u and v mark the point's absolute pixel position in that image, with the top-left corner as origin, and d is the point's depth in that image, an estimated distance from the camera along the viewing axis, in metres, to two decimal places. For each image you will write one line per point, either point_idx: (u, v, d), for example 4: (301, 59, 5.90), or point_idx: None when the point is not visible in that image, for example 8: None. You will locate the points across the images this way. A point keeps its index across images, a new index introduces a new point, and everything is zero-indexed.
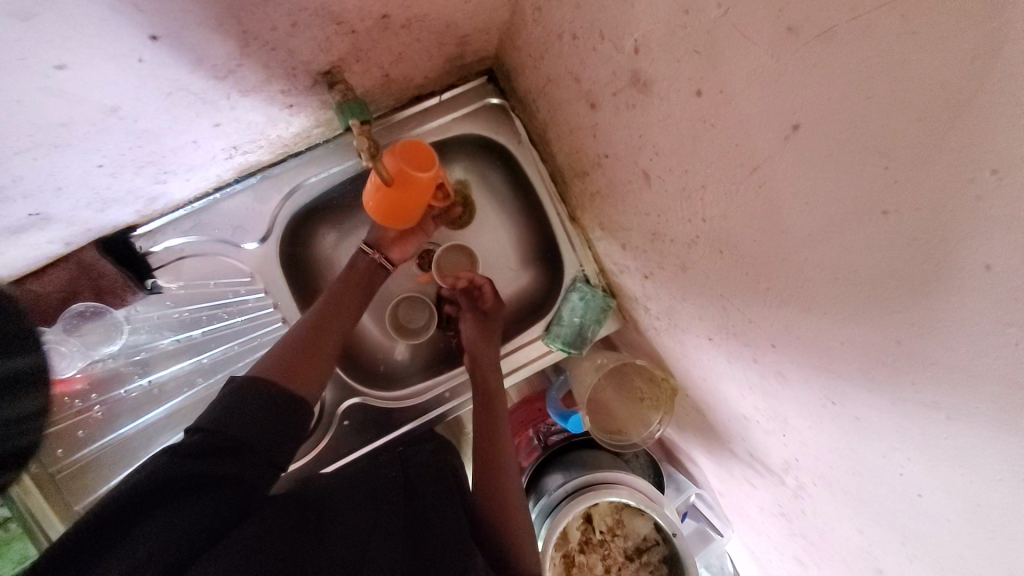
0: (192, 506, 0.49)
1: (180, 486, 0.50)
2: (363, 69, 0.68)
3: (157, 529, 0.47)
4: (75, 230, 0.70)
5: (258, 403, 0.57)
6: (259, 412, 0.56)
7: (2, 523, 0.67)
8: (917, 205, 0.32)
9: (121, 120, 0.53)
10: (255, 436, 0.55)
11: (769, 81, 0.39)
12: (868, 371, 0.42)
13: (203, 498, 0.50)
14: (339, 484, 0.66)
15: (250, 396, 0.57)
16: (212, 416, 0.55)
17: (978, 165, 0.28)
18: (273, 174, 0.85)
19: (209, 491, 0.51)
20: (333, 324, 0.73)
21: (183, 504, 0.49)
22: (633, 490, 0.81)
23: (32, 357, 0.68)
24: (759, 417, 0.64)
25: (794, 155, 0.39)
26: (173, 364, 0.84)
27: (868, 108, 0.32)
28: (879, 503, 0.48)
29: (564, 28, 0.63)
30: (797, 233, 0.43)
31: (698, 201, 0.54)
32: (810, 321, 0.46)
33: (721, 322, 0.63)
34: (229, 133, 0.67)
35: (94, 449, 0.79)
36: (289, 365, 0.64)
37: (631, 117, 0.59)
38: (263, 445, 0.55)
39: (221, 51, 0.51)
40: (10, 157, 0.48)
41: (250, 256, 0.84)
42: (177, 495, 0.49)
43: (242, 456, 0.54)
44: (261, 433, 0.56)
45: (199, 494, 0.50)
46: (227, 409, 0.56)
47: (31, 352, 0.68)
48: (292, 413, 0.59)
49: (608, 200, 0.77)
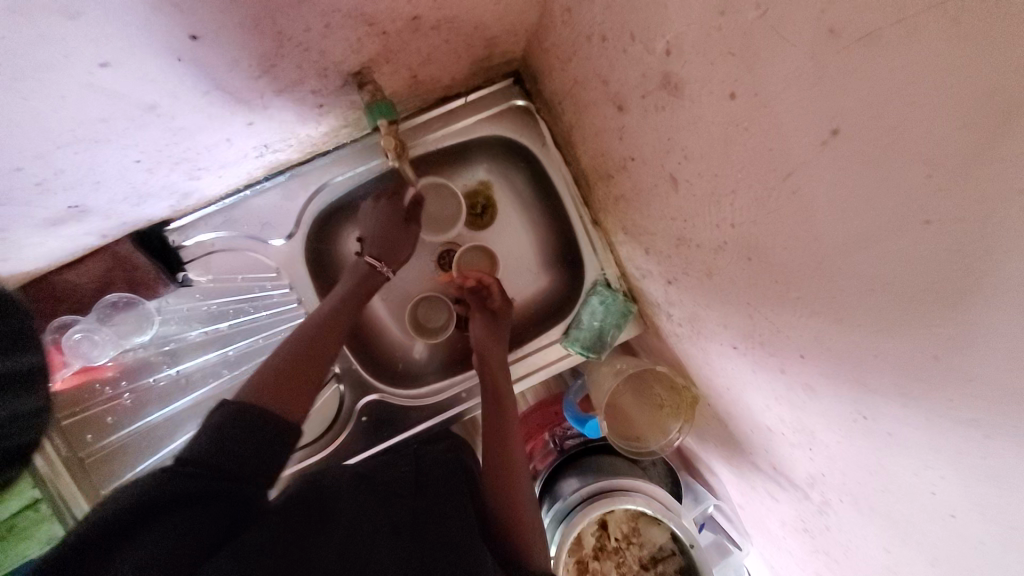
0: (192, 519, 0.48)
1: (178, 500, 0.49)
2: (391, 70, 0.69)
3: (153, 537, 0.45)
4: (112, 223, 0.72)
5: (254, 426, 0.57)
6: (259, 431, 0.58)
7: (34, 504, 0.72)
8: (960, 215, 0.31)
9: (159, 117, 0.54)
10: (258, 456, 0.56)
11: (806, 85, 0.38)
12: (905, 386, 0.40)
13: (202, 511, 0.50)
14: (353, 480, 0.67)
15: (253, 416, 0.58)
16: (204, 444, 0.54)
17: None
18: (301, 172, 0.86)
19: (208, 504, 0.51)
20: (330, 332, 0.74)
21: (186, 515, 0.48)
22: (651, 499, 0.80)
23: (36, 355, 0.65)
24: (785, 429, 0.62)
25: (832, 161, 0.38)
26: (200, 355, 0.87)
27: (910, 115, 0.31)
28: (911, 524, 0.46)
29: (594, 29, 0.62)
30: (832, 242, 0.41)
31: (728, 206, 0.53)
32: (843, 331, 0.45)
33: (747, 329, 0.61)
34: (260, 131, 0.68)
35: (122, 434, 0.83)
36: (285, 376, 0.65)
37: (660, 120, 0.58)
38: (265, 461, 0.57)
39: (256, 51, 0.53)
40: (52, 151, 0.50)
41: (276, 252, 0.86)
42: (173, 510, 0.48)
43: (238, 474, 0.54)
44: (265, 451, 0.57)
45: (195, 510, 0.49)
46: (222, 436, 0.55)
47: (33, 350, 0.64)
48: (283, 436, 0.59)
49: (631, 203, 0.76)
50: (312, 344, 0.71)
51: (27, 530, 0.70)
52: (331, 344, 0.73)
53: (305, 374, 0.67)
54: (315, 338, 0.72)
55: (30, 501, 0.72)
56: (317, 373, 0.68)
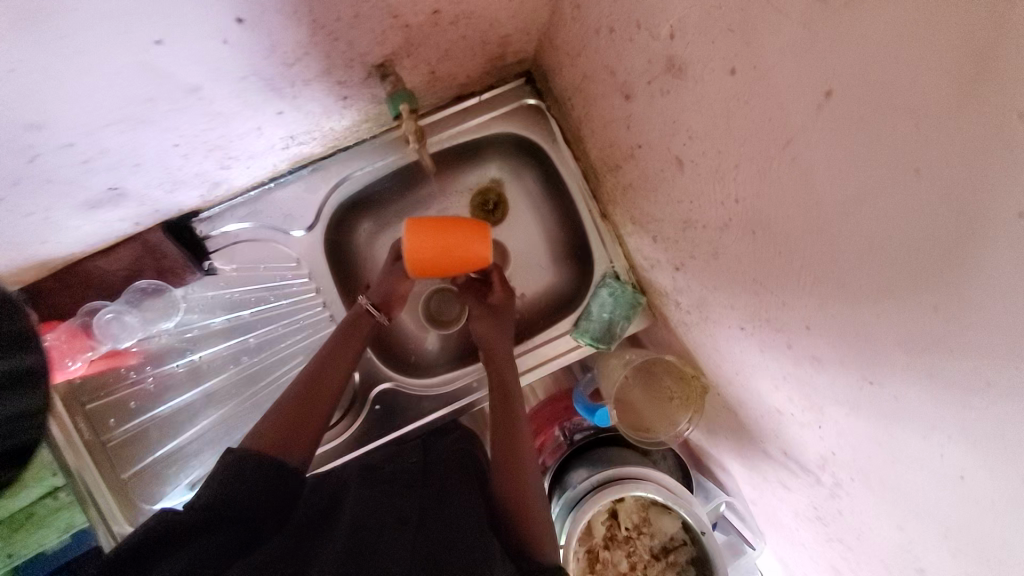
0: (206, 543, 0.53)
1: (192, 528, 0.54)
2: (412, 65, 0.71)
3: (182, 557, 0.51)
4: (144, 210, 0.75)
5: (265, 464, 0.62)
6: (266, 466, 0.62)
7: (54, 491, 0.79)
8: (950, 162, 0.32)
9: (200, 100, 0.56)
10: (272, 489, 0.61)
11: (801, 53, 0.40)
12: (909, 344, 0.42)
13: (218, 537, 0.55)
14: (360, 488, 0.70)
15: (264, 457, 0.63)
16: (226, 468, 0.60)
17: (1007, 105, 0.28)
18: (322, 167, 0.90)
19: (221, 529, 0.55)
20: (322, 381, 0.76)
21: (202, 541, 0.53)
22: (661, 486, 0.81)
23: (31, 356, 0.65)
24: (794, 409, 0.64)
25: (826, 122, 0.40)
26: (221, 342, 0.91)
27: (895, 70, 0.33)
28: (921, 495, 0.48)
29: (602, 22, 0.65)
30: (830, 204, 0.43)
31: (732, 181, 0.55)
32: (846, 297, 0.46)
33: (753, 309, 0.63)
34: (289, 121, 0.71)
35: (141, 419, 0.87)
36: (291, 418, 0.71)
37: (666, 104, 0.60)
38: (272, 494, 0.61)
39: (292, 38, 0.55)
40: (100, 128, 0.52)
41: (297, 243, 0.90)
42: (190, 537, 0.53)
43: (252, 506, 0.58)
44: (272, 484, 0.61)
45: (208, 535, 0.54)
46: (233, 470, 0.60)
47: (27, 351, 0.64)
48: (289, 473, 0.64)
49: (639, 191, 0.78)
50: (297, 403, 0.73)
51: (49, 515, 0.79)
52: (318, 403, 0.74)
53: (305, 420, 0.72)
54: (302, 396, 0.74)
55: (50, 490, 0.79)
56: (318, 417, 0.73)
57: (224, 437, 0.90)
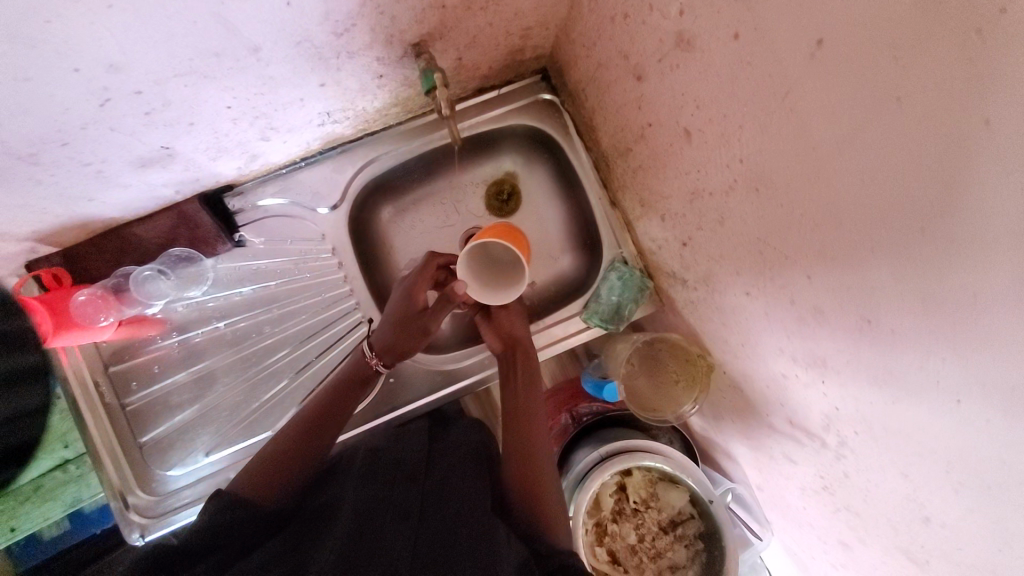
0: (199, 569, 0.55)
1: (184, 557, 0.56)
2: (443, 48, 0.79)
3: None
4: (186, 177, 0.80)
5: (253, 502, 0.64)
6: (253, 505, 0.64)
7: (63, 464, 0.91)
8: (923, 85, 0.38)
9: (258, 61, 0.63)
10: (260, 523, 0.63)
11: (796, 7, 0.46)
12: (900, 272, 0.45)
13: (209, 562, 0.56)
14: (360, 470, 0.70)
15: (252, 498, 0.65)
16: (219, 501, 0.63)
17: (966, 21, 0.34)
18: (350, 149, 0.96)
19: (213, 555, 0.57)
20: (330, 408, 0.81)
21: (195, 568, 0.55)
22: (669, 458, 0.82)
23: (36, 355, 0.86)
24: (798, 369, 0.67)
25: (820, 65, 0.45)
26: (246, 311, 0.94)
27: (873, 9, 0.39)
28: (920, 431, 0.50)
29: (616, 10, 0.72)
30: (826, 145, 0.48)
31: (736, 143, 0.60)
32: (844, 236, 0.50)
33: (759, 271, 0.67)
34: (328, 96, 0.77)
35: (161, 383, 0.91)
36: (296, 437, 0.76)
37: (675, 78, 0.67)
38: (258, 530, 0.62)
39: (344, 8, 0.62)
40: (169, 78, 0.58)
41: (323, 220, 0.95)
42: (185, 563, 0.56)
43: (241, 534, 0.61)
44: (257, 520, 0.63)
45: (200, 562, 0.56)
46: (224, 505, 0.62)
47: (31, 352, 0.85)
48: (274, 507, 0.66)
49: (648, 170, 0.83)
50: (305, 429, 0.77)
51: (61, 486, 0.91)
52: (325, 428, 0.79)
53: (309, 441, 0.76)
54: (307, 418, 0.79)
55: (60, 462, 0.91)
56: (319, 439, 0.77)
57: (237, 407, 0.92)
